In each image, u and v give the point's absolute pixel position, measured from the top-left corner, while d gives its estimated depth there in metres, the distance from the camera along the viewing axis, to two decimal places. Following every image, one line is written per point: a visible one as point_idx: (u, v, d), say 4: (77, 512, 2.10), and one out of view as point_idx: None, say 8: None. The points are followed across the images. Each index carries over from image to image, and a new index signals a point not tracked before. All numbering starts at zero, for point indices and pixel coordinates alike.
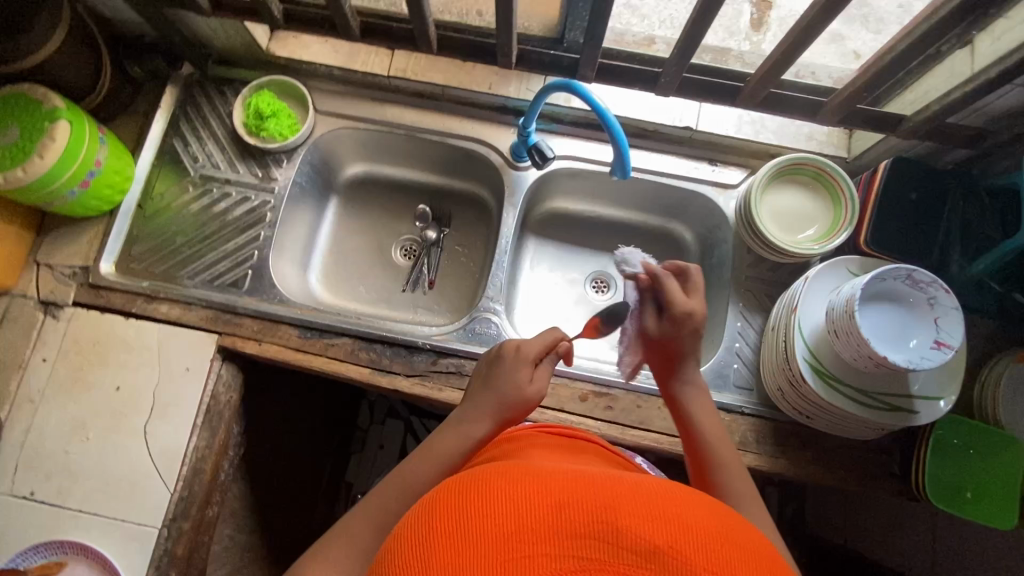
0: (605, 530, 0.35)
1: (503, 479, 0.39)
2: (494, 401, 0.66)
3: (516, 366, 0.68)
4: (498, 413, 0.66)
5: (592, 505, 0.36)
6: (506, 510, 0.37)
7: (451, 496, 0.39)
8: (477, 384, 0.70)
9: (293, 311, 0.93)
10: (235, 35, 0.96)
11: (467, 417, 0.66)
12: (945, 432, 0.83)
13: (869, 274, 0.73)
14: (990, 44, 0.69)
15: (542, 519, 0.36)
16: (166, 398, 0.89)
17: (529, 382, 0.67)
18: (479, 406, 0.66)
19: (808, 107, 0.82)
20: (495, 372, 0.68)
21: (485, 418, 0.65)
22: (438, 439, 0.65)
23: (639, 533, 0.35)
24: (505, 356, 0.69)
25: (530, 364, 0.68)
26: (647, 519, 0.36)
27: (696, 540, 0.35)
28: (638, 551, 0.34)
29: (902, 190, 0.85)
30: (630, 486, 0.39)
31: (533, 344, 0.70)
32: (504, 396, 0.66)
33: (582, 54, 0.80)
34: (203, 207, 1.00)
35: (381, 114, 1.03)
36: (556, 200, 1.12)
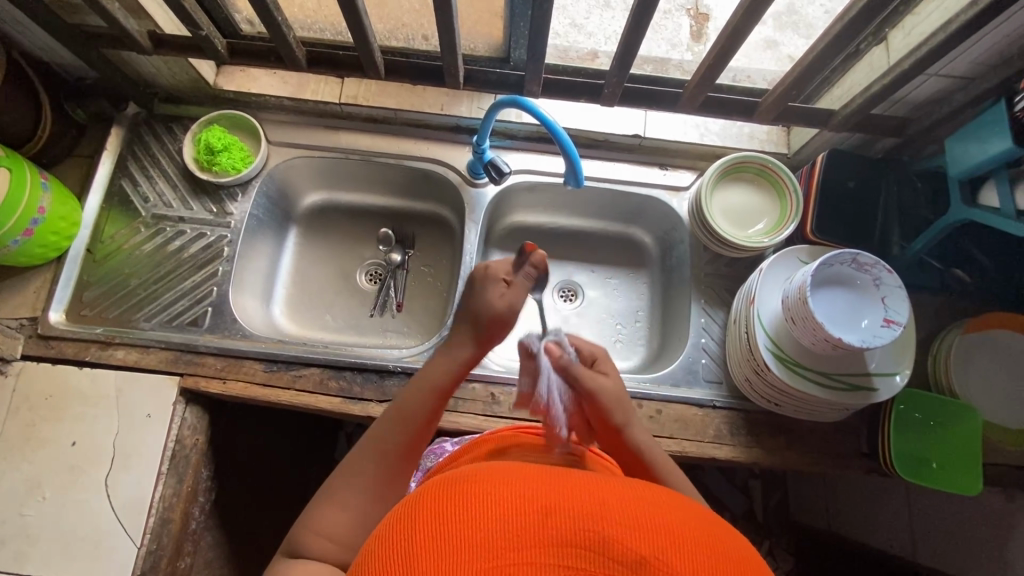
0: (594, 540, 0.35)
1: (490, 485, 0.39)
2: (472, 318, 0.68)
3: (488, 285, 0.68)
4: (478, 331, 0.67)
5: (581, 513, 0.37)
6: (492, 518, 0.36)
7: (439, 499, 0.39)
8: (458, 307, 0.71)
9: (258, 346, 0.91)
10: (180, 73, 0.95)
11: (451, 342, 0.68)
12: (907, 407, 0.87)
13: (817, 261, 0.76)
14: (901, 39, 0.74)
15: (527, 527, 0.36)
16: (128, 447, 0.85)
17: (501, 298, 0.67)
18: (459, 325, 0.69)
19: (745, 108, 0.86)
20: (471, 294, 0.69)
21: (467, 338, 0.67)
22: (430, 363, 0.68)
23: (627, 544, 0.35)
24: (482, 280, 0.69)
25: (501, 281, 0.68)
26: (634, 530, 0.36)
27: (680, 550, 0.36)
28: (626, 562, 0.34)
29: (840, 180, 0.89)
30: (617, 495, 0.39)
31: (501, 263, 0.70)
32: (480, 313, 0.67)
33: (527, 71, 0.82)
34: (157, 246, 0.97)
35: (336, 141, 1.04)
36: (517, 214, 1.14)
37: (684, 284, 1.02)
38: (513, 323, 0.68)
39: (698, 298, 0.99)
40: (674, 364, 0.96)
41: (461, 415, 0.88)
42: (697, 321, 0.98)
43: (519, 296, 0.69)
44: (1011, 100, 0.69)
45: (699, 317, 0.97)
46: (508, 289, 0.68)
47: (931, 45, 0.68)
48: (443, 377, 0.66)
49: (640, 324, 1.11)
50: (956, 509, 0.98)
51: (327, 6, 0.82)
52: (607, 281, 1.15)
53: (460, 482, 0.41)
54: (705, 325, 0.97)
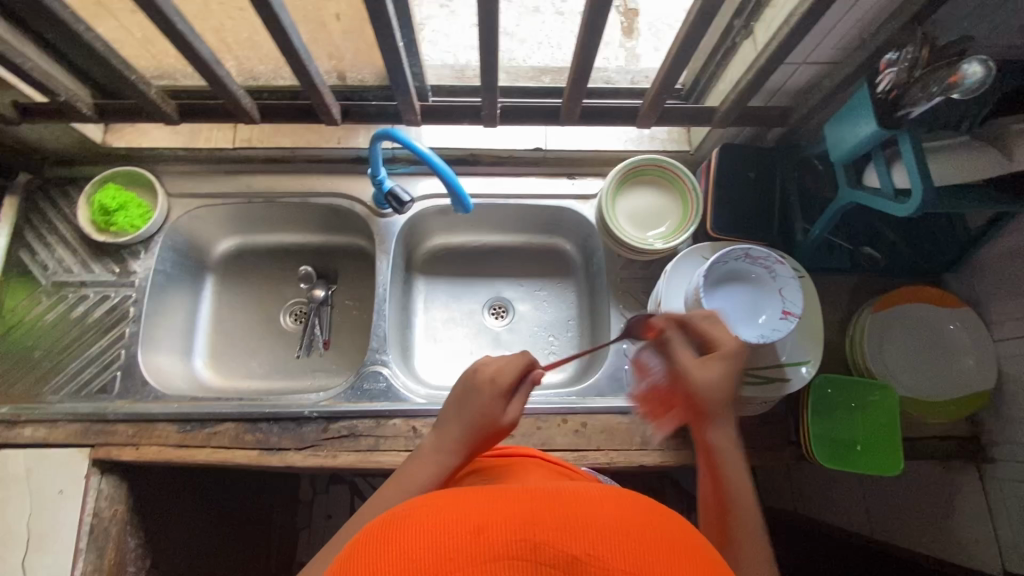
0: (525, 548, 0.35)
1: (413, 520, 0.38)
2: (467, 429, 0.63)
3: (489, 398, 0.64)
4: (469, 442, 0.63)
5: (512, 522, 0.36)
6: (420, 549, 0.35)
7: (365, 547, 0.37)
8: (444, 413, 0.66)
9: (170, 407, 0.89)
10: (64, 136, 0.93)
11: (436, 447, 0.64)
12: (827, 389, 0.87)
13: (712, 259, 0.76)
14: (764, 31, 0.74)
15: (457, 549, 0.35)
16: (43, 527, 0.83)
17: (502, 415, 0.64)
18: (449, 437, 0.63)
19: (629, 113, 0.86)
20: (466, 403, 0.64)
21: (457, 450, 0.63)
22: (407, 470, 0.63)
23: (558, 545, 0.35)
24: (478, 384, 0.65)
25: (503, 393, 0.65)
26: (567, 532, 0.36)
27: (613, 540, 0.36)
28: (559, 564, 0.34)
29: (738, 171, 0.89)
30: (553, 502, 0.39)
31: (506, 370, 0.65)
32: (474, 427, 0.63)
33: (399, 102, 0.80)
34: (60, 314, 0.95)
35: (236, 185, 1.02)
36: (436, 237, 1.14)
37: (603, 292, 1.01)
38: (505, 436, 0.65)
39: (616, 304, 0.98)
40: (599, 374, 0.95)
41: (382, 454, 0.86)
42: (618, 326, 0.96)
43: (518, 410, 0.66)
44: (872, 81, 0.68)
45: (619, 322, 0.96)
46: (510, 403, 0.65)
47: (780, 38, 0.68)
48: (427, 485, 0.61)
49: (570, 334, 1.10)
50: (895, 484, 0.98)
51: (156, 43, 0.80)
52: (535, 294, 1.14)
53: (388, 522, 0.39)
54: None
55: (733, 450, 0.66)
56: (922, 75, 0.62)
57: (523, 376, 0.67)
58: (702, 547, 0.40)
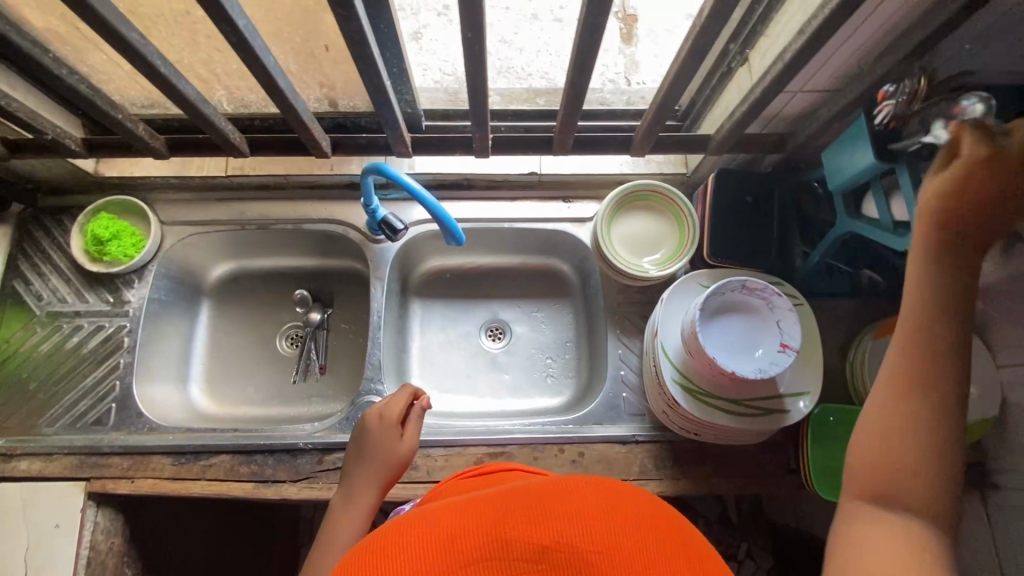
0: (494, 548, 0.39)
1: (396, 536, 0.42)
2: (372, 469, 0.77)
3: (383, 434, 0.78)
4: (378, 478, 0.76)
5: (480, 526, 0.40)
6: (403, 561, 0.39)
7: (354, 562, 0.41)
8: (351, 466, 0.79)
9: (165, 439, 0.89)
10: (57, 167, 0.93)
11: (354, 488, 0.77)
12: (827, 418, 0.84)
13: (708, 291, 0.74)
14: (758, 61, 0.73)
15: (436, 559, 0.39)
16: (39, 562, 0.83)
17: (399, 445, 0.78)
18: (359, 480, 0.76)
19: (623, 141, 0.84)
20: (365, 447, 0.79)
21: (370, 487, 0.76)
22: (332, 526, 0.74)
23: (527, 539, 0.39)
24: (372, 426, 0.80)
25: (394, 428, 0.79)
26: (534, 524, 0.40)
27: (578, 525, 0.40)
28: (529, 557, 0.38)
29: (734, 196, 0.88)
30: (524, 496, 0.43)
31: (391, 410, 0.80)
32: (377, 462, 0.77)
33: (390, 134, 0.79)
34: (55, 345, 0.95)
35: (230, 212, 1.01)
36: (432, 259, 1.13)
37: (601, 316, 1.00)
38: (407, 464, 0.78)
39: (613, 329, 0.97)
40: (595, 401, 0.94)
41: None
42: (614, 352, 0.96)
43: (414, 438, 0.80)
44: (869, 112, 0.67)
45: (616, 348, 0.95)
46: (404, 436, 0.79)
47: (775, 70, 0.67)
48: (358, 517, 0.74)
49: (569, 356, 1.10)
50: None
51: (140, 83, 0.80)
52: (532, 316, 1.13)
53: (373, 540, 0.43)
54: (622, 356, 0.95)
55: (932, 358, 0.48)
56: (918, 109, 0.62)
57: (410, 410, 0.81)
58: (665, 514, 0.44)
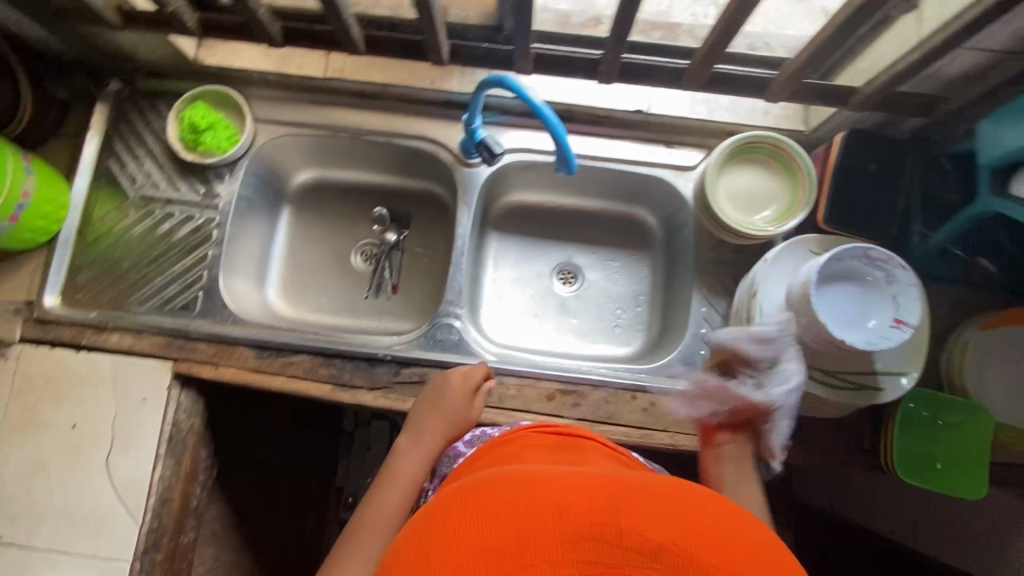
0: (604, 532, 0.39)
1: (500, 494, 0.43)
2: (446, 424, 0.78)
3: (463, 395, 0.80)
4: (448, 435, 0.78)
5: (590, 509, 0.40)
6: (509, 523, 0.40)
7: (457, 514, 0.42)
8: (416, 413, 0.80)
9: (249, 332, 0.91)
10: (160, 47, 0.91)
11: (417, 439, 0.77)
12: (914, 406, 0.83)
13: (826, 255, 0.71)
14: (936, 8, 0.66)
15: (544, 528, 0.39)
16: (126, 430, 0.87)
17: (472, 408, 0.81)
18: (432, 430, 0.78)
19: (757, 85, 0.79)
20: (441, 401, 0.80)
21: (439, 440, 0.77)
22: (398, 468, 0.74)
23: (639, 533, 0.39)
24: (449, 385, 0.81)
25: (471, 393, 0.82)
26: (653, 519, 0.40)
27: (691, 533, 0.39)
28: (641, 550, 0.38)
29: (859, 161, 0.82)
30: (644, 493, 0.43)
31: (472, 374, 0.83)
32: (452, 419, 0.79)
33: (516, 46, 0.74)
34: (147, 228, 0.96)
35: (322, 117, 0.99)
36: (515, 192, 1.10)
37: (687, 271, 0.97)
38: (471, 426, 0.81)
39: (699, 285, 0.94)
40: (671, 355, 0.93)
41: None
42: (699, 310, 0.93)
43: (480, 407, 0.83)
44: None
45: (700, 306, 0.93)
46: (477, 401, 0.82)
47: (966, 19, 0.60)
48: (420, 466, 0.75)
49: (640, 309, 1.08)
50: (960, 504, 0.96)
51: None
52: (608, 264, 1.11)
53: (472, 494, 0.44)
54: (706, 314, 0.93)
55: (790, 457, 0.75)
56: None
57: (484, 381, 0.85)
58: (771, 534, 0.44)
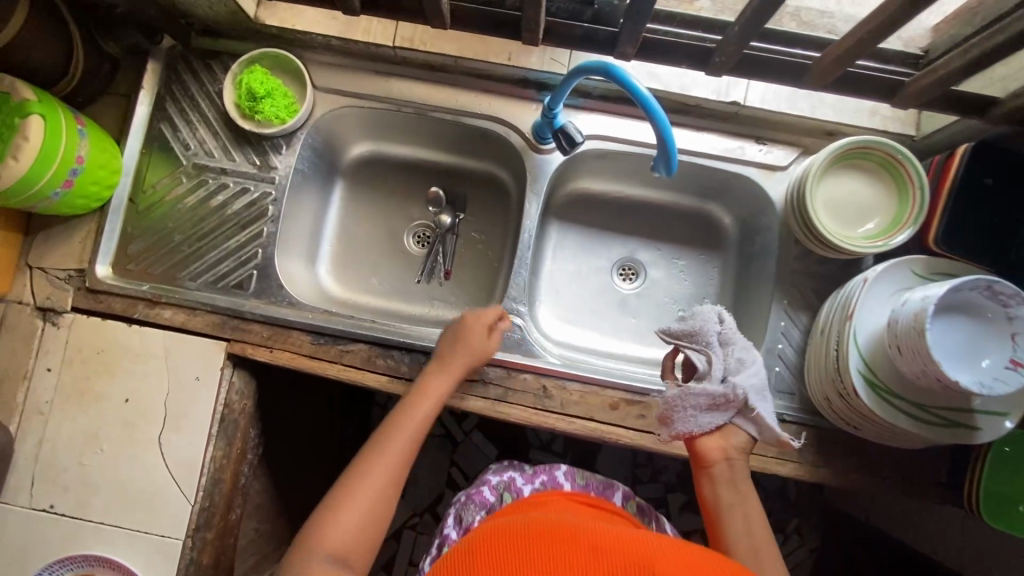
0: None
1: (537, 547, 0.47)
2: (464, 360, 0.80)
3: (483, 332, 0.82)
4: (464, 370, 0.80)
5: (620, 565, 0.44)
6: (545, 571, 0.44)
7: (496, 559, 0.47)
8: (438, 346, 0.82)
9: (305, 316, 0.87)
10: (219, 5, 0.84)
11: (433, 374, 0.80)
12: (1000, 443, 0.78)
13: (945, 285, 0.65)
14: None
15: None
16: (178, 409, 0.86)
17: (488, 345, 0.82)
18: (450, 363, 0.80)
19: (884, 88, 0.70)
20: (461, 335, 0.81)
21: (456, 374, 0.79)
22: (414, 396, 0.78)
23: None
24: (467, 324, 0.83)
25: (491, 330, 0.83)
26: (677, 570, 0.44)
27: None
28: None
29: (980, 178, 0.75)
30: (670, 546, 0.47)
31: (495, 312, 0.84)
32: (470, 356, 0.80)
33: (622, 29, 0.66)
34: (199, 200, 0.91)
35: (386, 90, 0.92)
36: (581, 180, 1.03)
37: (766, 280, 0.91)
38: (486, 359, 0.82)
39: (780, 297, 0.88)
40: None
41: (510, 406, 0.84)
42: (777, 324, 0.88)
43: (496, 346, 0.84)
44: None
45: (779, 320, 0.88)
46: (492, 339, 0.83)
47: None
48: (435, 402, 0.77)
49: None
50: None
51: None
52: (673, 261, 1.05)
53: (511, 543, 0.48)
54: (784, 329, 0.87)
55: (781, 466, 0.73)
56: None
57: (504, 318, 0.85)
58: None
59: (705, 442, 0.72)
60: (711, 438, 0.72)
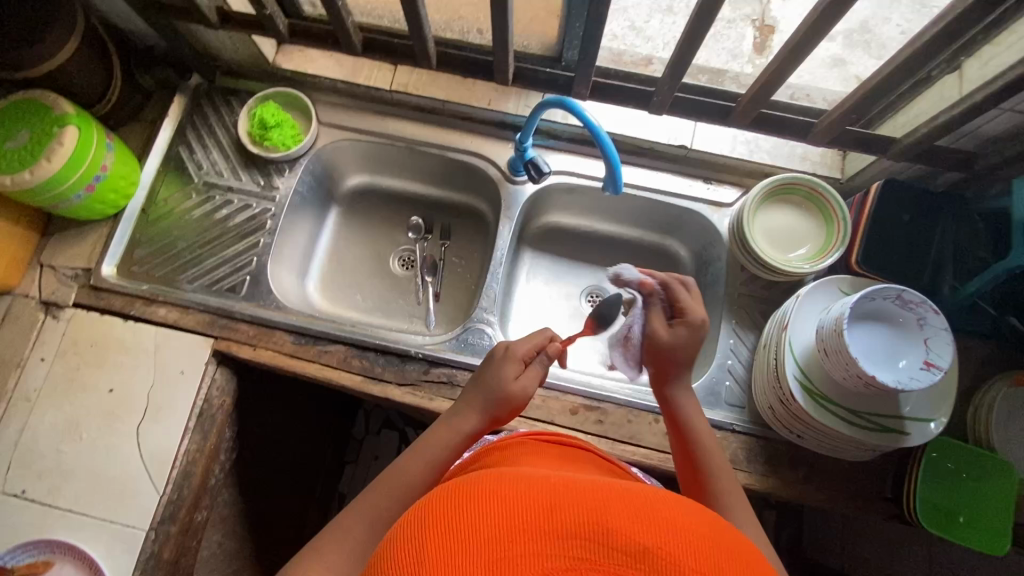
0: (595, 531, 0.35)
1: (486, 495, 0.38)
2: (490, 397, 0.68)
3: (510, 369, 0.69)
4: (491, 410, 0.67)
5: (584, 506, 0.36)
6: (499, 515, 0.36)
7: (444, 499, 0.38)
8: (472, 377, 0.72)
9: (289, 318, 0.94)
10: (243, 49, 1.00)
11: (458, 413, 0.69)
12: (939, 455, 0.82)
13: (858, 294, 0.73)
14: (977, 69, 0.72)
15: (534, 522, 0.36)
16: (160, 400, 0.90)
17: (522, 385, 0.68)
18: (474, 401, 0.68)
19: (800, 128, 0.85)
20: (486, 370, 0.70)
21: (478, 414, 0.67)
22: (445, 423, 0.68)
23: (629, 534, 0.35)
24: (496, 356, 0.70)
25: (519, 362, 0.70)
26: (639, 525, 0.36)
27: (682, 538, 0.36)
28: (629, 551, 0.34)
29: (894, 212, 0.86)
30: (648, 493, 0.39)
31: (521, 344, 0.71)
32: (495, 394, 0.68)
33: (577, 73, 0.82)
34: (205, 213, 1.02)
35: (383, 127, 1.06)
36: (553, 214, 1.13)
37: (716, 303, 1.00)
38: (520, 408, 0.69)
39: (729, 318, 0.96)
40: (696, 383, 0.94)
41: None
42: (726, 341, 0.95)
43: (533, 381, 0.70)
44: None
45: (728, 338, 0.95)
46: (524, 373, 0.69)
47: (1010, 78, 0.65)
48: (447, 450, 0.66)
49: None
50: None
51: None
52: None
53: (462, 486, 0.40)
54: (733, 347, 0.95)
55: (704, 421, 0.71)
56: None
57: (540, 352, 0.72)
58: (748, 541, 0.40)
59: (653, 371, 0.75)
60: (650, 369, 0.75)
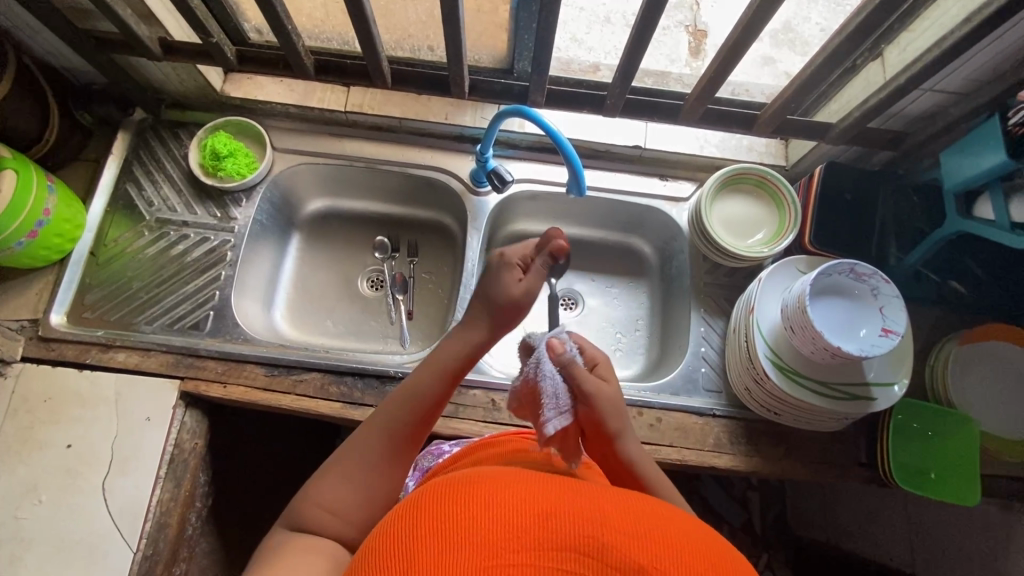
0: (590, 546, 0.35)
1: (482, 500, 0.38)
2: (488, 304, 0.67)
3: (504, 270, 0.68)
4: (491, 318, 0.66)
5: (581, 518, 0.37)
6: (495, 520, 0.36)
7: (440, 502, 0.38)
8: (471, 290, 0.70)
9: (259, 350, 0.92)
10: (188, 79, 0.98)
11: (460, 331, 0.67)
12: (905, 417, 0.87)
13: (816, 271, 0.77)
14: (897, 55, 0.78)
15: (529, 532, 0.36)
16: (126, 450, 0.85)
17: (519, 287, 0.67)
18: (473, 311, 0.67)
19: (744, 120, 0.90)
20: (483, 279, 0.69)
21: (480, 324, 0.66)
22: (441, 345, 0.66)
23: (623, 551, 0.35)
24: (493, 263, 0.69)
25: (517, 268, 0.68)
26: (632, 541, 0.36)
27: (674, 554, 0.36)
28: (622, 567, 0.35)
29: (837, 192, 0.91)
30: (642, 506, 0.40)
31: (515, 249, 0.70)
32: (493, 300, 0.67)
33: (531, 82, 0.84)
34: (160, 249, 0.98)
35: (341, 149, 1.05)
36: (519, 222, 1.14)
37: (684, 294, 1.03)
38: (525, 311, 0.68)
39: (698, 307, 0.99)
40: (674, 373, 0.96)
41: (461, 421, 0.88)
42: (697, 330, 0.98)
43: (536, 282, 0.69)
44: (1004, 114, 0.71)
45: (698, 326, 0.98)
46: (524, 277, 0.68)
47: (926, 62, 0.71)
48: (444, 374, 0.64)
49: (640, 333, 1.09)
50: None
51: (335, 15, 0.84)
52: (607, 289, 1.14)
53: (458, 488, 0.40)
54: (704, 334, 0.98)
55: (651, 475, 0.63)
56: None
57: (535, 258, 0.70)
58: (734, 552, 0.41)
59: (585, 413, 0.63)
60: (583, 408, 0.62)
